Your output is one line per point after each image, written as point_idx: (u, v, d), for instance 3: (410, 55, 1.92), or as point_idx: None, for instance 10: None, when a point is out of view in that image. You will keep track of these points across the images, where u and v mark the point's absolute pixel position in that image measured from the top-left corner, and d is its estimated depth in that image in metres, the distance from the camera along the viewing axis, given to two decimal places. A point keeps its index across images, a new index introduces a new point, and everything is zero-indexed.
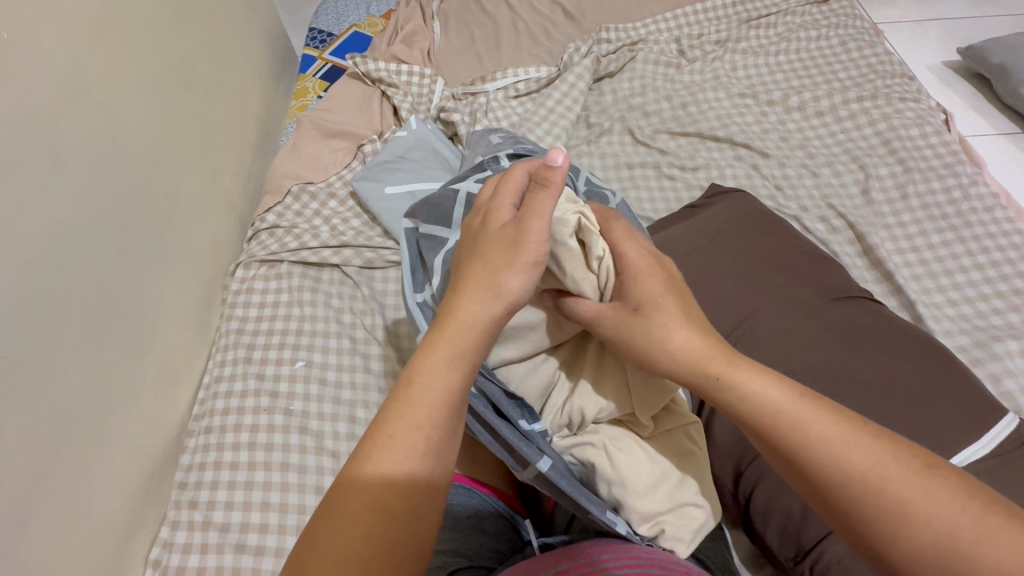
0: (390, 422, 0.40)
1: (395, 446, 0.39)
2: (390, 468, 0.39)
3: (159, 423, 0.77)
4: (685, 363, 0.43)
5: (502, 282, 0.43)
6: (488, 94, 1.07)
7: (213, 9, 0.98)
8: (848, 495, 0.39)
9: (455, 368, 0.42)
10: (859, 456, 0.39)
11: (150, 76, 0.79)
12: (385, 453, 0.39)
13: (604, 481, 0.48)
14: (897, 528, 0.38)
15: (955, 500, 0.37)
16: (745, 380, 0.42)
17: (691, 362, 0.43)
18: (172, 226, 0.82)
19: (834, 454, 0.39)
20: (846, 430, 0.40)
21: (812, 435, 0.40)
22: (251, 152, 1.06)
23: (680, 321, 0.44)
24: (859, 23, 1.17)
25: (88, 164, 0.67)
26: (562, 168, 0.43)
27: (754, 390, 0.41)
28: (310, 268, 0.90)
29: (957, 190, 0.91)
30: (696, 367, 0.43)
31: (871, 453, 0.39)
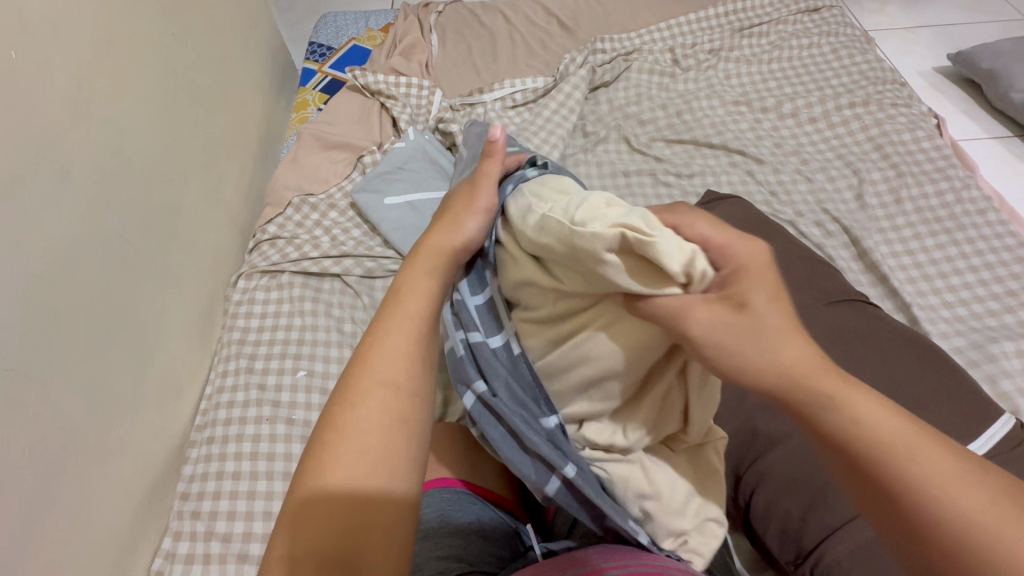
0: (394, 317, 0.46)
1: (388, 345, 0.44)
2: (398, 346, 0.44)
3: (161, 434, 0.77)
4: (789, 377, 0.35)
5: (460, 222, 0.49)
6: (485, 105, 1.08)
7: (215, 25, 1.00)
8: (951, 540, 0.32)
9: (439, 276, 0.48)
10: (970, 500, 0.32)
11: (154, 91, 0.81)
12: (389, 338, 0.44)
13: (635, 497, 0.46)
14: None
15: None
16: (856, 400, 0.34)
17: (797, 377, 0.35)
18: (174, 237, 0.83)
19: (943, 499, 0.33)
20: (962, 471, 0.33)
21: (923, 468, 0.33)
22: (252, 164, 1.08)
23: (793, 331, 0.36)
24: (849, 31, 1.19)
25: (92, 178, 0.68)
26: (499, 140, 0.51)
27: (864, 410, 0.34)
28: (311, 279, 0.91)
29: (950, 193, 0.92)
30: (796, 385, 0.35)
31: (983, 498, 0.33)
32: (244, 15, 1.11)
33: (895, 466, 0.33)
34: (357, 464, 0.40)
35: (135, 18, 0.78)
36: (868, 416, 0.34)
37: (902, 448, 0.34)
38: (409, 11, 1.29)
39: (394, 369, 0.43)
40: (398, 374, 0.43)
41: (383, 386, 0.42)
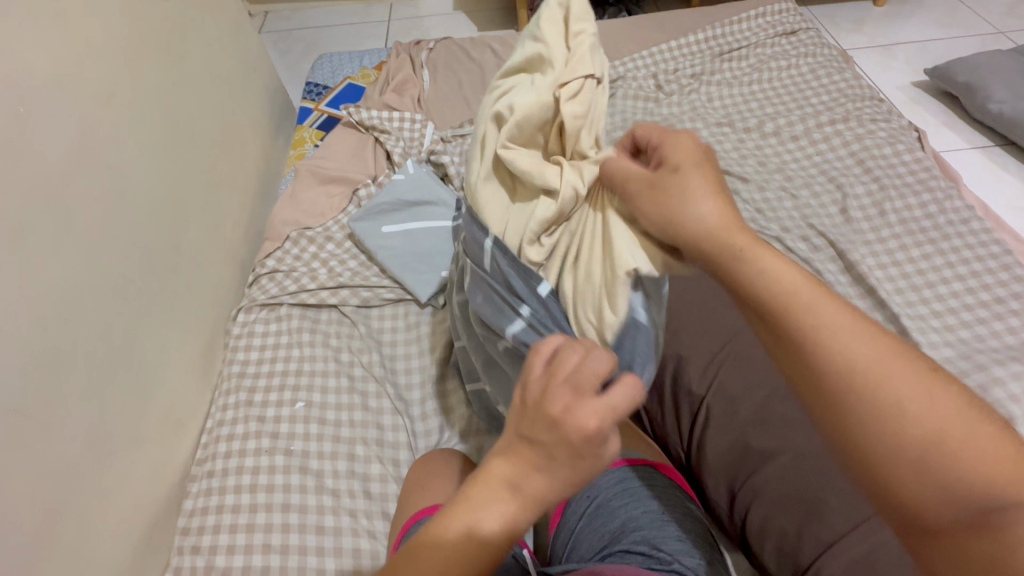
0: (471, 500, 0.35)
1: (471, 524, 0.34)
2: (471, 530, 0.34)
3: (162, 470, 0.78)
4: (710, 230, 0.45)
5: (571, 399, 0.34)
6: (476, 135, 1.12)
7: (216, 72, 1.04)
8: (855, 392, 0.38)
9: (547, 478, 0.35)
10: (906, 391, 0.37)
11: (157, 137, 0.85)
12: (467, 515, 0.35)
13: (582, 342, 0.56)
14: (911, 451, 0.36)
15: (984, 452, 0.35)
16: (764, 261, 0.43)
17: (715, 230, 0.45)
18: (175, 274, 0.85)
19: (880, 393, 0.38)
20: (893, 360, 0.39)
21: (839, 349, 0.39)
22: (251, 201, 1.11)
23: (710, 195, 0.47)
24: (826, 51, 1.22)
25: (95, 221, 0.70)
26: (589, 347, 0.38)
27: (772, 271, 0.43)
28: (308, 310, 0.93)
29: (933, 205, 0.93)
30: (717, 246, 0.45)
31: (914, 389, 0.37)
32: (243, 61, 1.16)
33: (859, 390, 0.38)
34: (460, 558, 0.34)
35: (138, 71, 0.83)
36: (841, 343, 0.39)
37: (874, 370, 0.38)
38: (401, 49, 1.35)
39: (530, 484, 0.35)
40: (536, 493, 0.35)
41: (507, 492, 0.35)
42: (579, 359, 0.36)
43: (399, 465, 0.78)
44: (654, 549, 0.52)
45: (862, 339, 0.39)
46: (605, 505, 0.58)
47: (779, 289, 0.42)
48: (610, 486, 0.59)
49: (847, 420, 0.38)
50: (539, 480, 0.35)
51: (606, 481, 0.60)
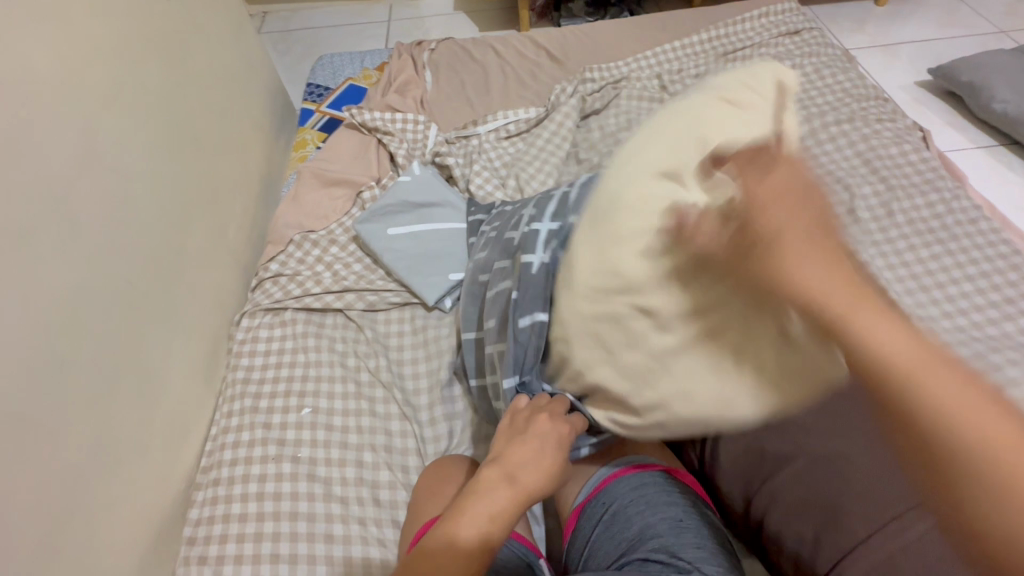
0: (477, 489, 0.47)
1: (484, 501, 0.46)
2: (483, 509, 0.45)
3: (166, 479, 0.77)
4: (804, 291, 0.40)
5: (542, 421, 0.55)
6: (480, 136, 1.11)
7: (218, 74, 1.03)
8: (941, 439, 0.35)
9: (536, 473, 0.50)
10: (982, 422, 0.35)
11: (160, 140, 0.83)
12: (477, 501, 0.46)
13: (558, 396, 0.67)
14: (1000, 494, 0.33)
15: None
16: (863, 324, 0.39)
17: (812, 294, 0.40)
18: (179, 279, 0.84)
19: (963, 424, 0.35)
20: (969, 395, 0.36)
21: (912, 392, 0.37)
22: (254, 204, 1.10)
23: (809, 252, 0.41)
24: (830, 51, 1.22)
25: (97, 225, 0.69)
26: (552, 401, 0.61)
27: (873, 337, 0.38)
28: (313, 314, 0.91)
29: (940, 205, 0.93)
30: (809, 297, 0.40)
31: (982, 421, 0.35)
32: (244, 62, 1.15)
33: (957, 417, 0.35)
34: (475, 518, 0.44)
35: (140, 73, 0.81)
36: (933, 390, 0.36)
37: (950, 414, 0.35)
38: (403, 50, 1.34)
39: (520, 473, 0.49)
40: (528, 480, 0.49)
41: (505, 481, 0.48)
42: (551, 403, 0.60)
43: (408, 471, 0.77)
44: (673, 556, 0.52)
45: (911, 358, 0.37)
46: (621, 512, 0.58)
47: (872, 347, 0.38)
48: (626, 492, 0.60)
49: (952, 481, 0.35)
50: (529, 471, 0.49)
51: (622, 487, 0.60)
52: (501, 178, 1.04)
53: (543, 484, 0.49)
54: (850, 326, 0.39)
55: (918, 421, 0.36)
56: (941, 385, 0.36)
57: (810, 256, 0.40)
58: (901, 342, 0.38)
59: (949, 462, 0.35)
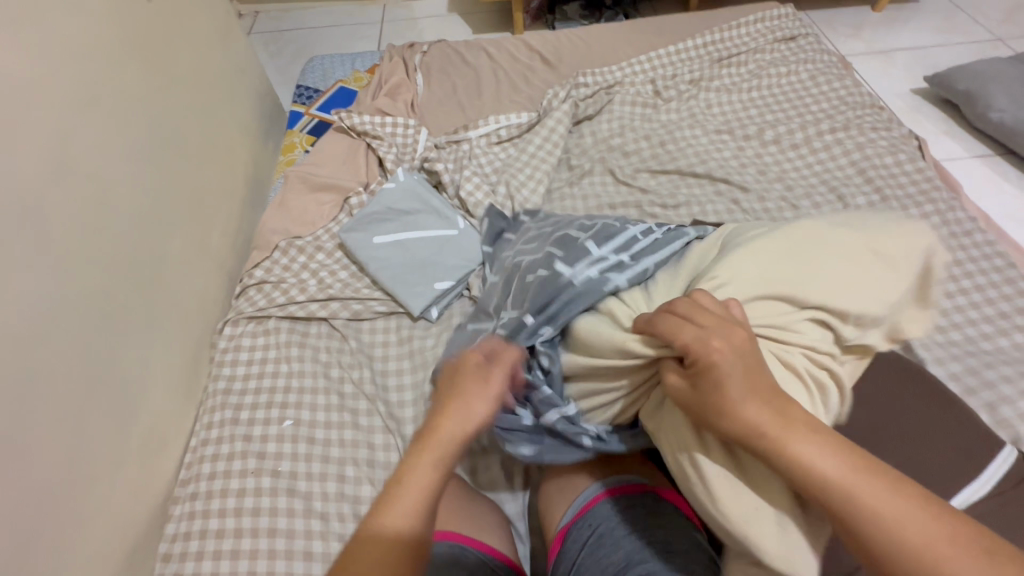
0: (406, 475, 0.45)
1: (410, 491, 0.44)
2: (410, 501, 0.43)
3: (143, 492, 0.75)
4: (738, 432, 0.43)
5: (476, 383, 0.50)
6: (471, 141, 1.10)
7: (204, 76, 1.01)
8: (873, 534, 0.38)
9: (462, 438, 0.47)
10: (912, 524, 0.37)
11: (141, 145, 0.82)
12: (404, 493, 0.44)
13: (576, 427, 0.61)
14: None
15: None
16: (793, 443, 0.41)
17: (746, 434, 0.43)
18: (158, 287, 0.82)
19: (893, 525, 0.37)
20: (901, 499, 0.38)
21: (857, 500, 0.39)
22: (240, 209, 1.08)
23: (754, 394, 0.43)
24: (826, 58, 1.21)
25: (73, 234, 0.67)
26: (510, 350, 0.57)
27: (802, 454, 0.41)
28: (297, 323, 0.90)
29: (935, 216, 0.92)
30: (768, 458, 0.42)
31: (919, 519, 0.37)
32: (232, 64, 1.13)
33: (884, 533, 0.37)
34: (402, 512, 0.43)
35: (121, 76, 0.80)
36: (869, 499, 0.38)
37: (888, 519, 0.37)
38: (395, 52, 1.32)
39: (440, 449, 0.46)
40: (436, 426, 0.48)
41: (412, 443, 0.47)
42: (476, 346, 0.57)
43: None
44: None
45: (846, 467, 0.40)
46: (607, 534, 0.57)
47: (799, 464, 0.40)
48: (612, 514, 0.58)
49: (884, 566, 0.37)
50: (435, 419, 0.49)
51: (609, 508, 0.59)
52: (491, 185, 1.02)
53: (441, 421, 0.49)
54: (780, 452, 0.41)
55: (851, 532, 0.39)
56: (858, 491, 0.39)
57: (751, 396, 0.43)
58: (825, 458, 0.40)
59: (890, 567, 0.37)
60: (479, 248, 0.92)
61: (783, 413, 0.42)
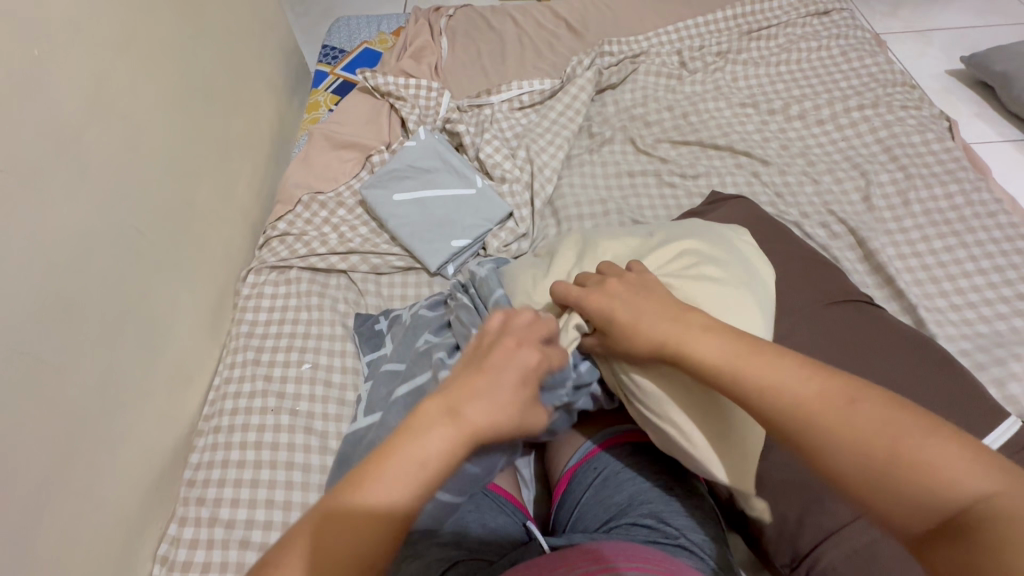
0: (395, 451, 0.38)
1: (417, 453, 0.37)
2: (410, 474, 0.37)
3: (169, 423, 0.79)
4: (650, 345, 0.48)
5: (520, 359, 0.44)
6: (493, 106, 1.10)
7: (233, 29, 1.03)
8: (777, 416, 0.40)
9: (501, 411, 0.41)
10: (860, 418, 0.37)
11: (170, 90, 0.84)
12: (404, 451, 0.38)
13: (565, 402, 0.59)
14: (830, 450, 0.37)
15: (874, 421, 0.37)
16: (750, 372, 0.42)
17: (654, 345, 0.48)
18: (185, 231, 0.85)
19: (832, 433, 0.37)
20: (851, 400, 0.38)
21: (805, 410, 0.39)
22: (265, 164, 1.11)
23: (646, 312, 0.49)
24: (859, 34, 1.18)
25: (112, 173, 0.71)
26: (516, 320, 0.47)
27: (760, 381, 0.41)
28: (318, 274, 0.92)
29: (959, 196, 0.91)
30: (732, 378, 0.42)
31: (803, 384, 0.40)
32: (261, 21, 1.14)
33: (891, 465, 0.35)
34: (432, 457, 0.38)
35: (155, 23, 0.82)
36: (821, 412, 0.38)
37: (807, 410, 0.39)
38: (421, 15, 1.31)
39: (464, 416, 0.39)
40: (528, 361, 0.44)
41: (447, 426, 0.39)
42: (532, 323, 0.47)
43: None
44: (661, 522, 0.54)
45: (787, 378, 0.40)
46: (613, 477, 0.60)
47: (703, 362, 0.44)
48: (618, 460, 0.61)
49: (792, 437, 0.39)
50: (478, 407, 0.40)
51: (614, 455, 0.61)
52: (511, 149, 1.03)
53: (496, 428, 0.40)
54: (684, 354, 0.46)
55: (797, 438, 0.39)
56: (818, 403, 0.39)
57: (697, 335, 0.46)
58: (790, 377, 0.40)
59: (821, 454, 0.38)
60: (495, 209, 0.93)
61: (682, 321, 0.47)
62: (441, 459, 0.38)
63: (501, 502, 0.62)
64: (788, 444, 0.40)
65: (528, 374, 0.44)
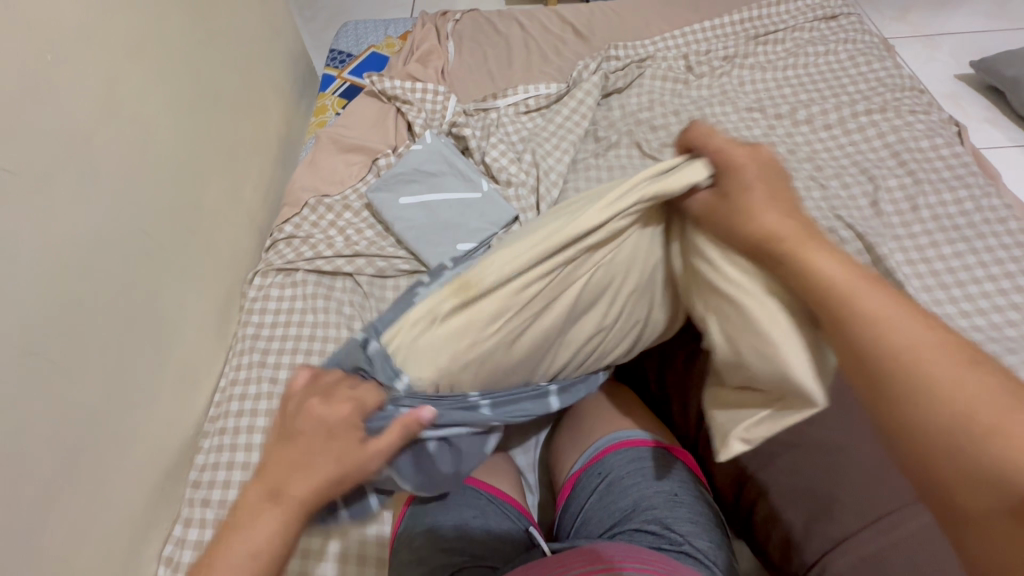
0: (234, 528, 0.38)
1: (246, 532, 0.38)
2: (247, 546, 0.37)
3: (175, 425, 0.79)
4: (761, 237, 0.41)
5: (347, 420, 0.41)
6: (499, 110, 1.10)
7: (243, 33, 1.04)
8: (878, 355, 0.35)
9: (333, 475, 0.39)
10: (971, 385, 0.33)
11: (180, 93, 0.84)
12: (244, 531, 0.38)
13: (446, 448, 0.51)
14: (925, 402, 0.33)
15: (983, 392, 0.33)
16: (864, 302, 0.37)
17: (765, 238, 0.40)
18: (193, 232, 0.85)
19: (939, 389, 0.33)
20: (965, 365, 0.34)
21: (911, 356, 0.34)
22: (273, 166, 1.12)
23: (769, 205, 0.41)
24: (867, 38, 1.18)
25: (122, 176, 0.72)
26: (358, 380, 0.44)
27: (876, 312, 0.36)
28: (324, 277, 0.93)
29: (969, 202, 0.90)
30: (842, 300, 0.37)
31: (919, 332, 0.35)
32: (270, 25, 1.15)
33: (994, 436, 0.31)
34: (262, 528, 0.38)
35: (166, 27, 0.82)
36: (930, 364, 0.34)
37: (914, 358, 0.34)
38: (428, 19, 1.32)
39: (283, 490, 0.38)
40: (351, 420, 0.41)
41: (271, 503, 0.38)
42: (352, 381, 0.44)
43: None
44: (665, 528, 0.53)
45: (907, 321, 0.36)
46: (616, 483, 0.59)
47: (822, 272, 0.38)
48: (622, 465, 0.60)
49: (882, 378, 0.35)
50: (297, 480, 0.39)
51: (619, 460, 0.61)
52: (517, 153, 1.03)
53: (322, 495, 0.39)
54: (793, 259, 0.39)
55: (890, 381, 0.35)
56: (934, 357, 0.34)
57: (817, 245, 0.39)
58: (906, 321, 0.36)
59: (910, 403, 0.34)
60: (500, 212, 0.93)
61: (804, 228, 0.41)
62: (268, 531, 0.38)
63: (505, 507, 0.61)
64: (873, 380, 0.35)
65: (337, 427, 0.40)
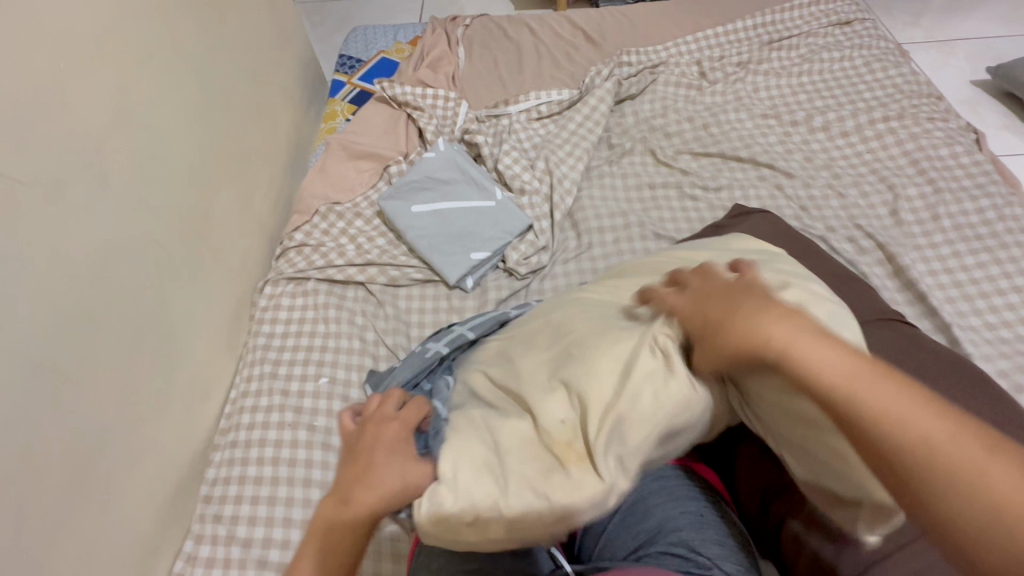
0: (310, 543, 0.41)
1: (323, 542, 0.40)
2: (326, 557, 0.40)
3: (186, 438, 0.78)
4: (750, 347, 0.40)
5: (393, 436, 0.43)
6: (510, 116, 1.09)
7: (252, 39, 1.03)
8: (893, 447, 0.35)
9: (393, 476, 0.41)
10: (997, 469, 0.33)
11: (191, 100, 0.84)
12: (316, 544, 0.40)
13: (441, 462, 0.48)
14: (955, 494, 0.33)
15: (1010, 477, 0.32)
16: (865, 400, 0.36)
17: (750, 346, 0.40)
18: (204, 241, 0.84)
19: (971, 481, 0.32)
20: (986, 449, 0.33)
21: (926, 446, 0.34)
22: (282, 173, 1.11)
23: (767, 311, 0.41)
24: (882, 44, 1.16)
25: (132, 184, 0.70)
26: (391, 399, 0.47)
27: (879, 410, 0.36)
28: (335, 286, 0.91)
29: (991, 211, 0.89)
30: (849, 403, 0.36)
31: (931, 419, 0.35)
32: (280, 31, 1.14)
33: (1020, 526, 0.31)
34: (340, 535, 0.40)
35: (176, 33, 0.81)
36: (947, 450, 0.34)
37: (927, 450, 0.34)
38: (437, 25, 1.31)
39: (352, 497, 0.40)
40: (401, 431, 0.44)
41: (342, 511, 0.40)
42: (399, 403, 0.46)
43: None
44: (693, 551, 0.52)
45: (921, 412, 0.35)
46: (640, 503, 0.58)
47: (826, 374, 0.38)
48: (648, 483, 0.59)
49: (905, 472, 0.34)
50: (366, 490, 0.40)
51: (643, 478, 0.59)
52: (530, 160, 1.02)
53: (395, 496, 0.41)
54: (791, 364, 0.38)
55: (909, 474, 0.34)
56: (949, 449, 0.34)
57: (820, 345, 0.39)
58: (914, 411, 0.35)
59: (939, 497, 0.33)
60: (514, 220, 0.92)
61: (808, 330, 0.40)
62: (339, 535, 0.40)
63: None
64: (903, 478, 0.35)
65: (395, 442, 0.43)
